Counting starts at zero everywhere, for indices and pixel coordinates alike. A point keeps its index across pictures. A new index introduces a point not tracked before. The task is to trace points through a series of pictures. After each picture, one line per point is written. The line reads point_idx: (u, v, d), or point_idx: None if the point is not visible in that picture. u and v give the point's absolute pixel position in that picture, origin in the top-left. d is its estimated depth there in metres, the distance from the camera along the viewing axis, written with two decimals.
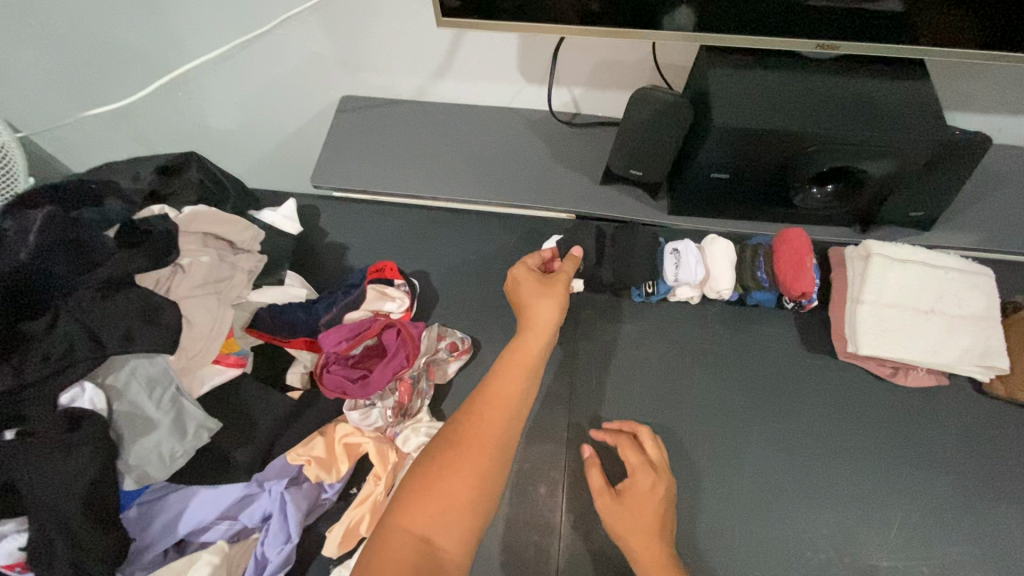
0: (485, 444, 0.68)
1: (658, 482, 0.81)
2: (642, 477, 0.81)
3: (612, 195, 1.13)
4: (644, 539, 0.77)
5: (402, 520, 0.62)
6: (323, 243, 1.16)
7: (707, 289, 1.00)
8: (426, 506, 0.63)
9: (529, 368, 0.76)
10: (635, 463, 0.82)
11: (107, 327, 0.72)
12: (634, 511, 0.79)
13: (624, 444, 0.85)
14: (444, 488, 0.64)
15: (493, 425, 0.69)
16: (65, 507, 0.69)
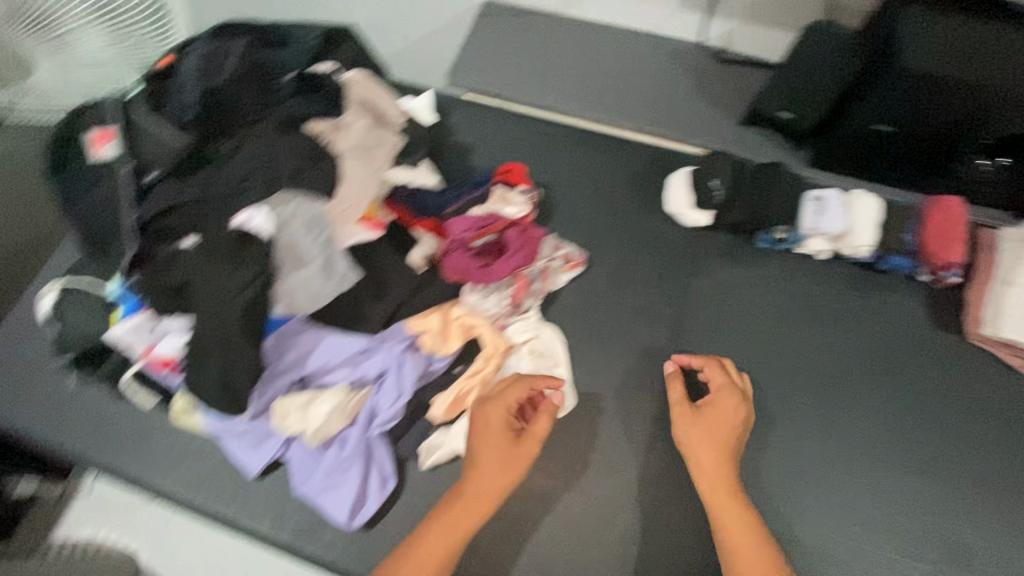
0: (517, 469, 0.78)
1: (738, 408, 0.84)
2: (726, 403, 0.84)
3: (750, 138, 1.10)
4: (717, 457, 0.80)
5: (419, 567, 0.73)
6: (451, 140, 1.18)
7: (842, 246, 0.96)
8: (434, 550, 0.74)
9: (524, 461, 0.78)
10: (720, 381, 0.85)
11: (281, 163, 0.78)
12: (699, 427, 0.83)
13: (711, 368, 0.87)
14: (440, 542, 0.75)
15: (467, 520, 0.76)
16: (226, 316, 0.75)
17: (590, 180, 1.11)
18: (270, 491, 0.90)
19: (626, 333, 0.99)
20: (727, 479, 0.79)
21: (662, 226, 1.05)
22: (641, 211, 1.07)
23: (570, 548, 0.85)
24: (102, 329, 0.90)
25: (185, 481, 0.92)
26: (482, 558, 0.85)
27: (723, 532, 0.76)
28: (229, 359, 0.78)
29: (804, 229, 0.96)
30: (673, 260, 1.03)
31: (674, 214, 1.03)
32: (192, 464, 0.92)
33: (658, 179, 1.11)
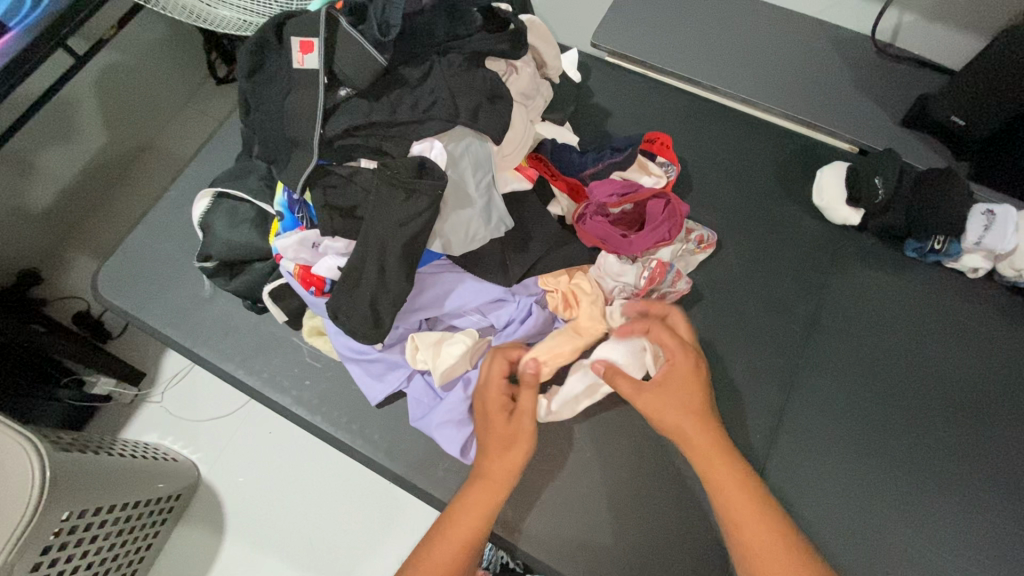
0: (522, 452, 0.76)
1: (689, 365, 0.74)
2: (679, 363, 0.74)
3: (909, 140, 1.05)
4: (694, 423, 0.72)
5: (454, 528, 0.72)
6: (590, 102, 1.15)
7: (1003, 264, 0.92)
8: (469, 515, 0.72)
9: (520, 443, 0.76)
10: (675, 343, 0.75)
11: (464, 97, 0.76)
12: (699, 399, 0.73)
13: (658, 330, 0.77)
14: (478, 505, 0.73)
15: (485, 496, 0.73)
16: (389, 241, 0.75)
17: (730, 162, 1.08)
18: (387, 420, 0.92)
19: (757, 322, 0.96)
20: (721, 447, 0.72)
21: (804, 219, 1.02)
22: (783, 202, 1.04)
23: (679, 525, 0.84)
24: (249, 241, 0.92)
25: (305, 398, 0.94)
26: (589, 520, 0.85)
27: (741, 541, 0.67)
28: (381, 287, 0.78)
29: (966, 243, 0.91)
30: (812, 256, 0.99)
31: (821, 208, 1.00)
32: (314, 383, 0.95)
33: (804, 169, 1.06)
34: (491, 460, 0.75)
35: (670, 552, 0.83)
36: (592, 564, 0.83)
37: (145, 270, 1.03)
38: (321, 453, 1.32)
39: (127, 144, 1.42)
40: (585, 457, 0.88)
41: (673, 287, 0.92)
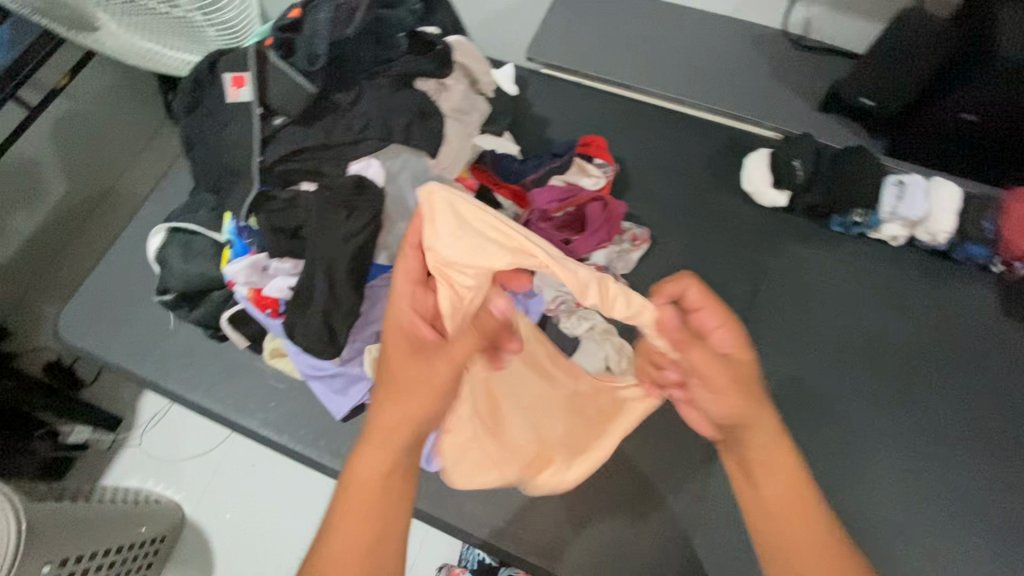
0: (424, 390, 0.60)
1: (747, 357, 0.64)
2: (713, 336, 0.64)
3: (829, 123, 1.11)
4: (740, 402, 0.62)
5: (350, 507, 0.57)
6: (528, 112, 1.20)
7: (919, 230, 0.98)
8: (367, 498, 0.58)
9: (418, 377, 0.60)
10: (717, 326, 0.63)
11: (395, 116, 0.81)
12: (724, 369, 0.62)
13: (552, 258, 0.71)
14: (369, 471, 0.58)
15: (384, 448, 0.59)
16: (336, 258, 0.79)
17: (664, 158, 1.14)
18: (354, 433, 0.95)
19: None
20: (784, 451, 0.63)
21: (738, 206, 1.08)
22: (716, 191, 1.10)
23: (640, 504, 0.88)
24: (204, 272, 0.95)
25: (272, 420, 0.96)
26: (555, 508, 0.88)
27: (764, 529, 0.62)
28: (332, 302, 0.81)
29: (883, 213, 0.97)
30: (748, 240, 1.05)
31: (751, 194, 1.06)
32: (280, 404, 0.97)
33: (733, 159, 1.13)
34: (391, 400, 0.60)
35: (635, 531, 0.87)
36: (562, 551, 0.86)
37: (105, 311, 1.05)
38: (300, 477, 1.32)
39: (89, 188, 1.42)
40: None
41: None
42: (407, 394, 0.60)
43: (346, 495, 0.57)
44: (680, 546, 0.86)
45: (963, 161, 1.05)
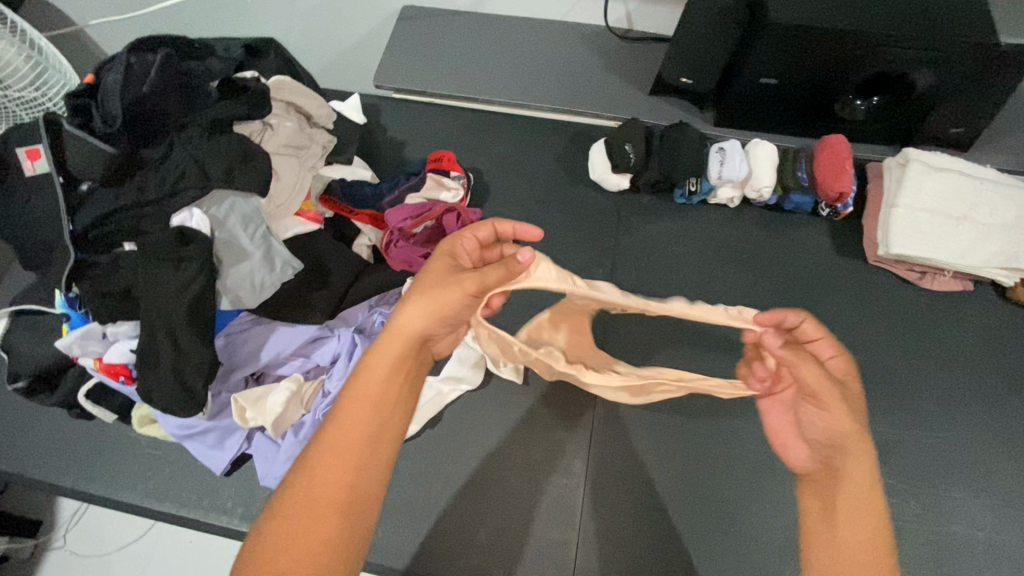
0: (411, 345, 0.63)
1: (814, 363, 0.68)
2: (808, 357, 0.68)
3: (661, 105, 1.19)
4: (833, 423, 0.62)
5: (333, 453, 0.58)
6: (383, 137, 1.23)
7: (748, 189, 1.06)
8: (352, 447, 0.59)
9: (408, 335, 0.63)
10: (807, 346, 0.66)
11: (212, 162, 0.82)
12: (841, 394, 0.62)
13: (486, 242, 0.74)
14: (365, 404, 0.60)
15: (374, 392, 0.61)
16: (171, 311, 0.78)
17: (518, 160, 1.19)
18: (240, 485, 0.93)
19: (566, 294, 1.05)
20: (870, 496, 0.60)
21: (589, 194, 1.14)
22: (570, 185, 1.16)
23: (532, 496, 0.90)
24: (50, 352, 0.91)
25: (151, 489, 0.93)
26: (450, 517, 0.89)
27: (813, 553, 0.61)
28: (178, 356, 0.79)
29: (712, 179, 1.06)
30: (602, 223, 1.11)
31: (598, 180, 1.12)
32: (160, 469, 0.94)
33: (582, 152, 1.19)
34: (382, 350, 0.62)
35: (531, 524, 0.88)
36: (462, 559, 0.86)
37: None
38: (217, 547, 1.25)
39: None
40: (437, 461, 0.93)
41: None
42: (393, 345, 0.63)
43: (344, 415, 0.59)
44: (576, 529, 0.87)
45: (779, 122, 1.13)
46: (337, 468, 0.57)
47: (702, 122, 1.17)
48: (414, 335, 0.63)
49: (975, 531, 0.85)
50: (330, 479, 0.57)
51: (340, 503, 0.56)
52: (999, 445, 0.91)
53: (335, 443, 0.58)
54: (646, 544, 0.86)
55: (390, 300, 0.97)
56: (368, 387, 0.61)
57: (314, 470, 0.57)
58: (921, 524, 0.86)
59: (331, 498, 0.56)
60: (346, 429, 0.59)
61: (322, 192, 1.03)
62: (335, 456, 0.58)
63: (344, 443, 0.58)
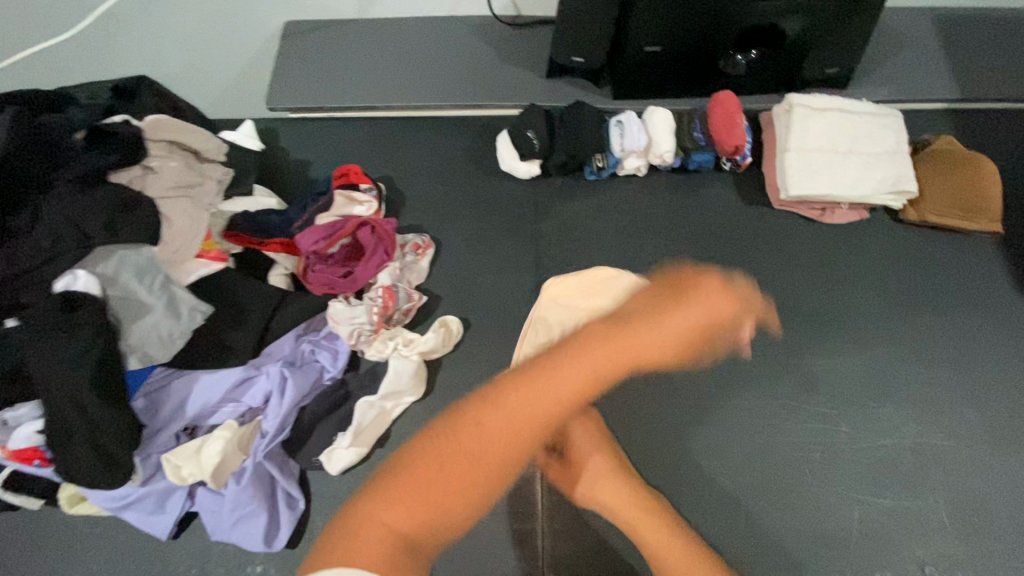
0: (546, 399, 0.62)
1: (588, 429, 0.89)
2: (575, 434, 0.89)
3: (558, 86, 1.20)
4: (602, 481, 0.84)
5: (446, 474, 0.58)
6: (285, 161, 1.19)
7: (651, 156, 1.09)
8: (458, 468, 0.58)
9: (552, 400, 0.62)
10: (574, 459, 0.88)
11: (89, 218, 0.76)
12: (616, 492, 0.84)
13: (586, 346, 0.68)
14: (507, 451, 0.60)
15: (494, 433, 0.60)
16: (73, 383, 0.73)
17: (427, 163, 1.18)
18: (187, 546, 0.88)
19: (495, 288, 1.06)
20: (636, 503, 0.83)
21: (503, 185, 1.15)
22: (483, 180, 1.16)
23: None
24: None
25: (94, 569, 0.87)
26: None
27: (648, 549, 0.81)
28: (92, 426, 0.75)
29: (616, 152, 1.08)
30: (520, 213, 1.12)
31: (509, 171, 1.12)
32: (99, 547, 0.89)
33: (490, 145, 1.19)
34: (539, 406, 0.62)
35: (495, 522, 0.88)
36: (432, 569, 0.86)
37: None
38: None
39: None
40: None
41: (409, 301, 0.99)
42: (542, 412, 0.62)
43: (456, 440, 0.60)
44: (539, 517, 0.88)
45: (673, 86, 1.15)
46: (464, 445, 0.59)
47: (601, 98, 1.18)
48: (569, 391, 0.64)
49: (901, 441, 0.92)
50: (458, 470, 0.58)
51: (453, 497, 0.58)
52: (911, 357, 0.98)
53: (498, 424, 0.60)
54: (608, 517, 0.88)
55: (318, 325, 0.97)
56: (507, 425, 0.60)
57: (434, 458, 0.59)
58: (854, 445, 0.91)
59: (478, 462, 0.58)
60: (490, 437, 0.59)
61: (223, 229, 0.98)
62: (462, 448, 0.59)
63: (514, 416, 0.61)
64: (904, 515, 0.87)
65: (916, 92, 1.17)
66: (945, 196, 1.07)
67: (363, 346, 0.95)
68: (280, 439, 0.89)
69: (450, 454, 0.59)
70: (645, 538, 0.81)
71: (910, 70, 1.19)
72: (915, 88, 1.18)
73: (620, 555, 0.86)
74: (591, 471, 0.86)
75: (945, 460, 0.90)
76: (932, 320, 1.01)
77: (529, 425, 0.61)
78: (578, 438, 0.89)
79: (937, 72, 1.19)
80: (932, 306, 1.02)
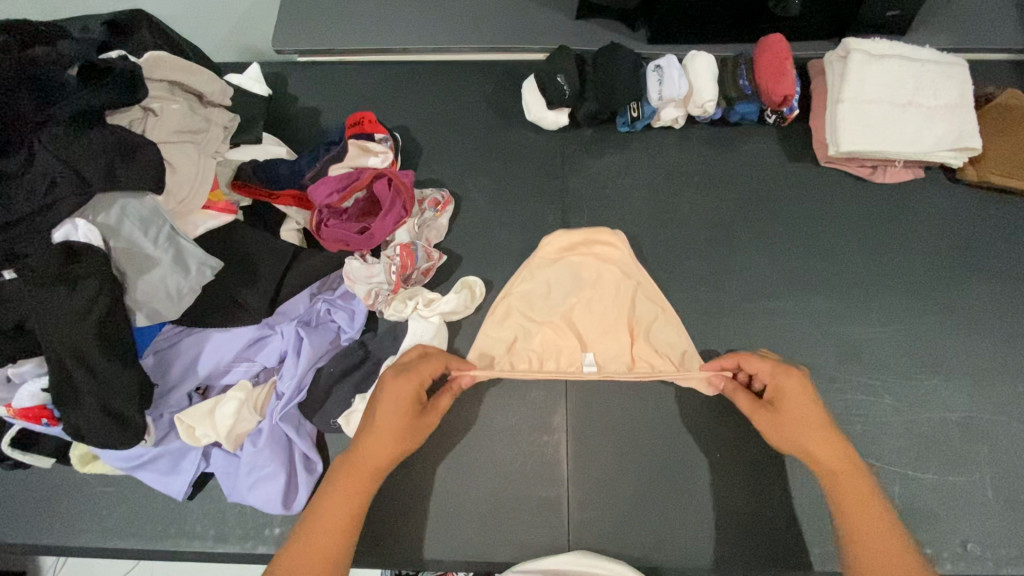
0: (366, 477, 0.66)
1: (796, 380, 0.72)
2: (786, 378, 0.73)
3: (589, 28, 1.10)
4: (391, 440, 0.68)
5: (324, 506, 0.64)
6: (295, 108, 1.11)
7: (691, 106, 1.01)
8: (305, 556, 0.60)
9: (387, 430, 0.68)
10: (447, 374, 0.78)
11: (88, 163, 0.70)
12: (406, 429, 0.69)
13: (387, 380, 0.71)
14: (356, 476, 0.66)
15: (346, 497, 0.65)
16: (78, 339, 0.68)
17: (447, 112, 1.10)
18: (203, 507, 0.86)
19: (519, 246, 1.00)
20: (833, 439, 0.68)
21: (528, 137, 1.07)
22: (507, 131, 1.08)
23: (516, 461, 0.87)
24: None
25: (110, 528, 0.86)
26: (435, 496, 0.85)
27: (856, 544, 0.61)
28: (99, 386, 0.71)
29: (653, 101, 0.99)
30: (547, 167, 1.05)
31: (536, 122, 1.04)
32: (115, 506, 0.87)
33: (515, 93, 1.10)
34: (367, 440, 0.68)
35: (519, 489, 0.85)
36: (455, 534, 0.83)
37: None
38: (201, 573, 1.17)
39: None
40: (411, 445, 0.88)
41: (429, 260, 0.93)
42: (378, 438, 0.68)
43: (329, 500, 0.64)
44: (565, 484, 0.85)
45: (714, 28, 1.06)
46: (353, 480, 0.66)
47: (635, 41, 1.09)
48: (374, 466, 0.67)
49: (950, 414, 0.87)
50: (340, 501, 0.64)
51: (326, 543, 0.61)
52: (963, 326, 0.92)
53: (374, 442, 0.68)
54: (639, 485, 0.85)
55: (333, 283, 0.92)
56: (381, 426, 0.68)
57: (326, 503, 0.64)
58: (898, 416, 0.87)
59: (362, 471, 0.66)
60: (367, 454, 0.67)
61: (232, 179, 0.91)
62: (345, 468, 0.66)
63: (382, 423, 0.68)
64: (948, 490, 0.83)
65: (982, 40, 1.07)
66: (1012, 154, 0.98)
67: (381, 306, 0.90)
68: (297, 403, 0.85)
69: (318, 513, 0.63)
70: (846, 467, 0.66)
71: (976, 16, 1.09)
72: (982, 34, 1.07)
73: (649, 523, 0.83)
74: (804, 416, 0.69)
75: (995, 435, 0.86)
76: (988, 288, 0.94)
77: (400, 408, 0.69)
78: (789, 385, 0.72)
79: (1007, 17, 1.08)
80: (989, 273, 0.95)
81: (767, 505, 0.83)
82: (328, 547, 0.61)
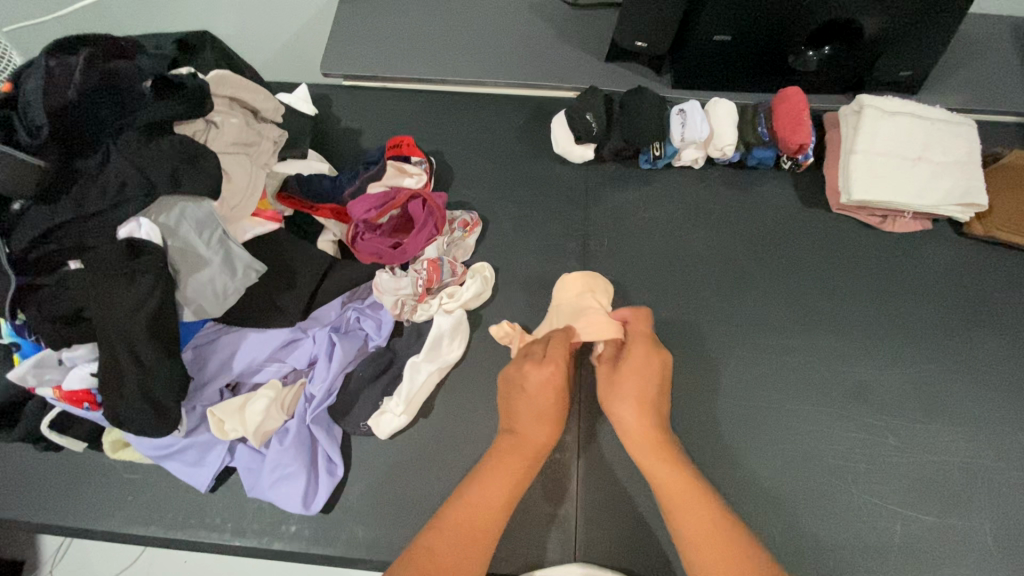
0: (519, 457, 0.79)
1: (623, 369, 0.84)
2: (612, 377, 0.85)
3: (618, 71, 1.17)
4: (541, 424, 0.81)
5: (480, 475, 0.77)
6: (338, 128, 1.19)
7: (711, 148, 1.07)
8: (456, 527, 0.72)
9: (549, 418, 0.81)
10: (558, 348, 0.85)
11: (155, 168, 0.77)
12: (547, 400, 0.82)
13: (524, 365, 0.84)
14: (513, 460, 0.78)
15: (498, 478, 0.77)
16: (132, 327, 0.73)
17: (480, 140, 1.17)
18: (224, 500, 0.89)
19: (540, 271, 1.04)
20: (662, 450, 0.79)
21: (554, 169, 1.13)
22: (536, 161, 1.14)
23: None
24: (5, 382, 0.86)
25: (134, 514, 0.89)
26: None
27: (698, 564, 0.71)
28: (145, 375, 0.75)
29: (676, 142, 1.06)
30: (571, 198, 1.10)
31: (563, 155, 1.11)
32: (140, 494, 0.90)
33: (544, 126, 1.17)
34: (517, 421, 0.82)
35: (530, 501, 0.88)
36: None
37: None
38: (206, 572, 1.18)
39: None
40: (428, 454, 0.91)
41: (455, 275, 0.98)
42: (529, 412, 0.82)
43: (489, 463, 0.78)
44: (573, 502, 0.88)
45: (735, 79, 1.13)
46: (511, 457, 0.79)
47: (660, 86, 1.16)
48: (531, 449, 0.80)
49: (952, 460, 0.89)
50: (503, 473, 0.77)
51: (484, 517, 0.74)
52: (967, 374, 0.95)
53: (529, 422, 0.81)
54: (644, 507, 0.87)
55: (362, 294, 0.97)
56: (536, 413, 0.81)
57: (487, 473, 0.77)
58: (900, 458, 0.89)
59: (520, 450, 0.79)
60: (528, 436, 0.80)
61: (278, 191, 0.98)
62: (508, 449, 0.79)
63: (540, 414, 0.81)
64: (947, 534, 0.85)
65: (991, 102, 1.13)
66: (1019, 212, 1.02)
67: (407, 315, 0.95)
68: (324, 406, 0.89)
69: (480, 478, 0.77)
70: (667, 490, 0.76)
71: (986, 81, 1.15)
72: (991, 97, 1.13)
73: (653, 546, 0.85)
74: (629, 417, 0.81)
75: (994, 481, 0.88)
76: (991, 339, 0.98)
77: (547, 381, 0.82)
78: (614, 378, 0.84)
79: (1015, 84, 1.14)
80: (993, 324, 0.99)
81: (772, 536, 0.84)
82: (482, 516, 0.74)
